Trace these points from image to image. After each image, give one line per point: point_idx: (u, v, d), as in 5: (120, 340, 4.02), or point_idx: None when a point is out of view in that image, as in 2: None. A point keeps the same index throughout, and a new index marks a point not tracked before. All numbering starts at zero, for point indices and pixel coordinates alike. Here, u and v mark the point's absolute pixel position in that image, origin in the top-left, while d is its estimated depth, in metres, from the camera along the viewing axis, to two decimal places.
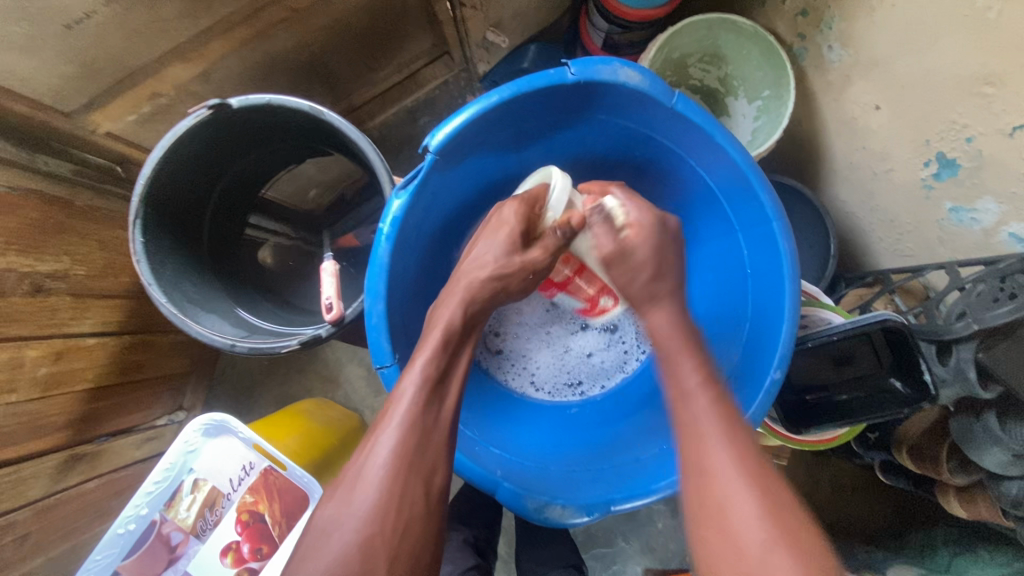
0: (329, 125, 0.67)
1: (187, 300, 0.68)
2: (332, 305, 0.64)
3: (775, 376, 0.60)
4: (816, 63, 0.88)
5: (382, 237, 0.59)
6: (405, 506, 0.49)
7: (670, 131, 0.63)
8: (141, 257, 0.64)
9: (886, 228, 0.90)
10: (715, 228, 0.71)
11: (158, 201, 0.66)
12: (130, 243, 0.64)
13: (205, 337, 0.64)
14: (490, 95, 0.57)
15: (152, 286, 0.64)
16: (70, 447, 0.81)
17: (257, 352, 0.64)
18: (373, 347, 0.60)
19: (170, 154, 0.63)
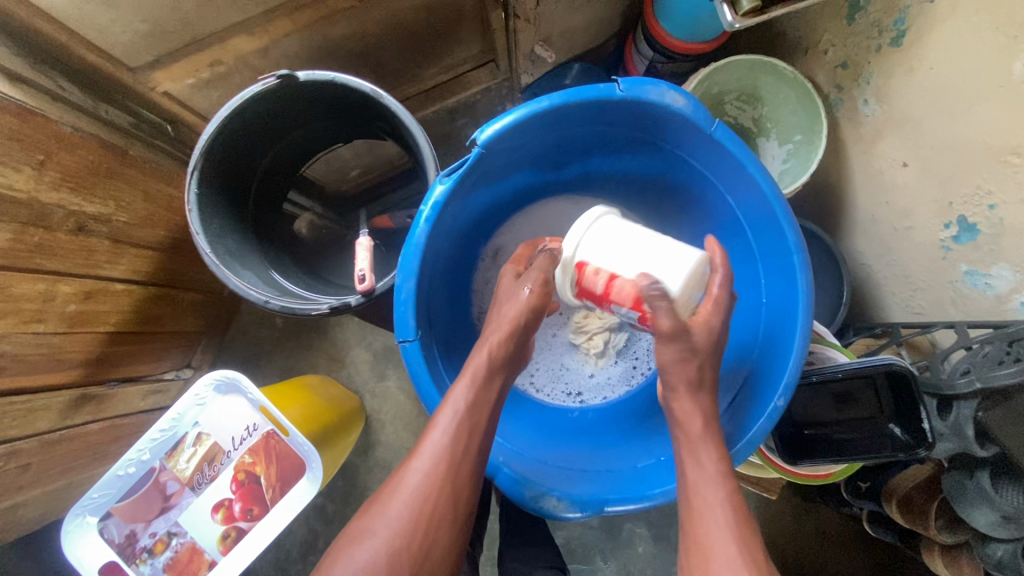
0: (385, 110, 0.71)
1: (227, 254, 0.70)
2: (364, 275, 0.66)
3: (778, 403, 0.61)
4: (850, 114, 0.90)
5: (421, 218, 0.61)
6: (432, 528, 0.56)
7: (705, 157, 0.65)
8: (192, 207, 0.66)
9: (899, 284, 0.92)
10: (736, 254, 0.72)
11: (215, 160, 0.69)
12: (185, 192, 0.66)
13: (242, 290, 0.66)
14: (540, 101, 0.58)
15: (200, 235, 0.66)
16: (82, 386, 0.84)
17: (288, 312, 0.67)
18: (399, 322, 0.61)
19: (233, 114, 0.66)
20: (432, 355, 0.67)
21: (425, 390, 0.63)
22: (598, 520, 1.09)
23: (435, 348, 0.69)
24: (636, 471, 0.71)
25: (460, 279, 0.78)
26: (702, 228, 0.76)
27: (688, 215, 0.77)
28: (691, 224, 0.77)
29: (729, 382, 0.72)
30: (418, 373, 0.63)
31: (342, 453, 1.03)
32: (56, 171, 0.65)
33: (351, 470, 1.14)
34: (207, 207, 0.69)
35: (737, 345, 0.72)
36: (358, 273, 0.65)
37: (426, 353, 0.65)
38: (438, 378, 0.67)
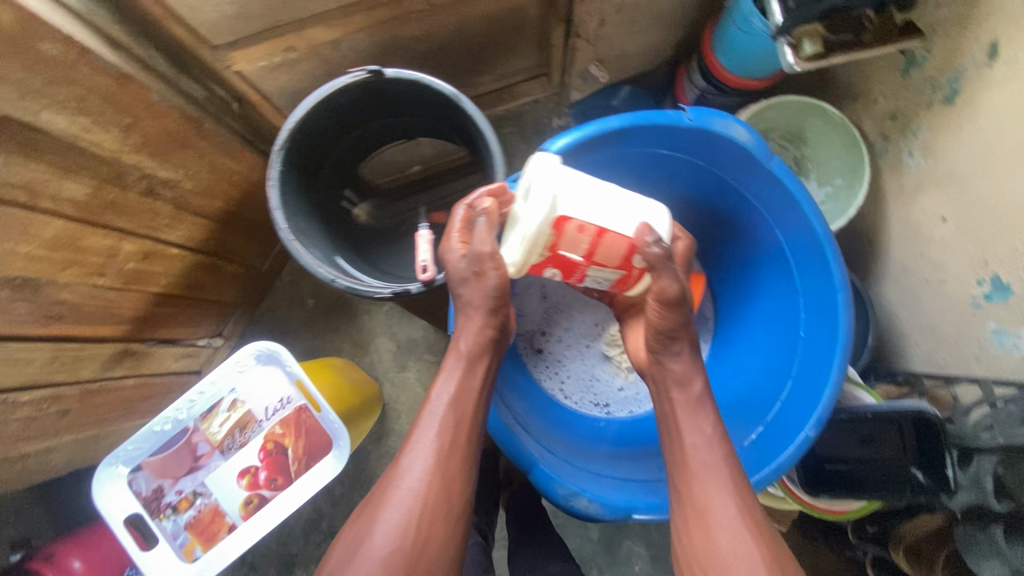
0: (462, 112, 0.75)
1: (299, 230, 0.74)
2: (426, 266, 0.70)
3: (809, 434, 0.62)
4: (893, 165, 0.92)
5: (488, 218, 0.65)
6: (427, 523, 0.59)
7: (758, 189, 0.67)
8: (274, 181, 0.70)
9: (924, 336, 0.93)
10: (773, 287, 0.74)
11: (297, 142, 0.74)
12: (267, 167, 0.70)
13: (312, 266, 0.70)
14: (610, 120, 0.60)
15: (278, 210, 0.71)
16: (125, 341, 0.87)
17: (353, 291, 0.70)
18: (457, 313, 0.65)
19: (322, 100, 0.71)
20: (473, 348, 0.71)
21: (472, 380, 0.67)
22: (599, 534, 1.10)
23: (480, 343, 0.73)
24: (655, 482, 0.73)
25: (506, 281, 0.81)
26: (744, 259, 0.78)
27: (732, 244, 0.78)
28: (734, 253, 0.79)
29: (756, 411, 0.72)
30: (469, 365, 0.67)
31: (359, 437, 1.06)
32: (139, 136, 0.68)
33: (361, 456, 1.16)
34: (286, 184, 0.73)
35: (767, 376, 0.74)
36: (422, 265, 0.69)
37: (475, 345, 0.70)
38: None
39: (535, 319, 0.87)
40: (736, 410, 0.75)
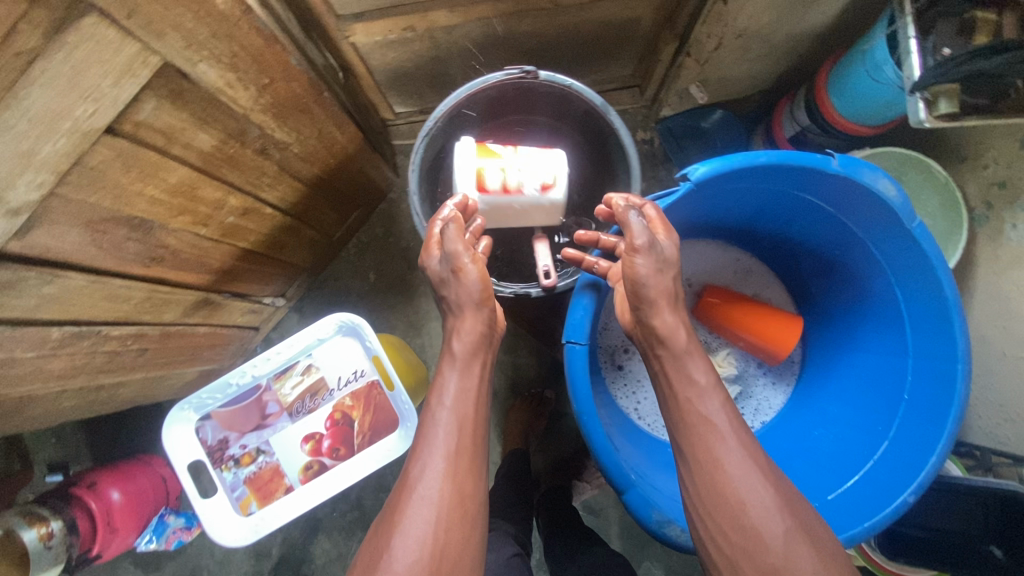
0: (603, 121, 0.81)
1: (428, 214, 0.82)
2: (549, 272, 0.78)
3: (910, 498, 0.63)
4: (991, 234, 0.91)
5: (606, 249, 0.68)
6: (449, 524, 0.57)
7: (887, 247, 0.68)
8: (416, 166, 0.78)
9: (992, 409, 0.91)
10: (879, 344, 0.74)
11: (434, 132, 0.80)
12: (411, 153, 0.78)
13: None
14: (762, 156, 0.61)
15: (416, 195, 0.78)
16: (207, 290, 0.88)
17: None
18: (574, 323, 0.70)
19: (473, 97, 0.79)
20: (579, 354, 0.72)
21: (580, 391, 0.69)
22: (624, 549, 1.11)
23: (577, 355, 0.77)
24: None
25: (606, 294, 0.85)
26: (850, 309, 0.78)
27: (839, 290, 0.79)
28: (839, 300, 0.80)
29: (846, 465, 0.73)
30: (576, 376, 0.70)
31: None
32: (269, 96, 0.69)
33: None
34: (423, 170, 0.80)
35: (858, 429, 0.75)
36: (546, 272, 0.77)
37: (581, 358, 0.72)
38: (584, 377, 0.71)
39: (617, 337, 0.91)
40: (824, 460, 0.76)
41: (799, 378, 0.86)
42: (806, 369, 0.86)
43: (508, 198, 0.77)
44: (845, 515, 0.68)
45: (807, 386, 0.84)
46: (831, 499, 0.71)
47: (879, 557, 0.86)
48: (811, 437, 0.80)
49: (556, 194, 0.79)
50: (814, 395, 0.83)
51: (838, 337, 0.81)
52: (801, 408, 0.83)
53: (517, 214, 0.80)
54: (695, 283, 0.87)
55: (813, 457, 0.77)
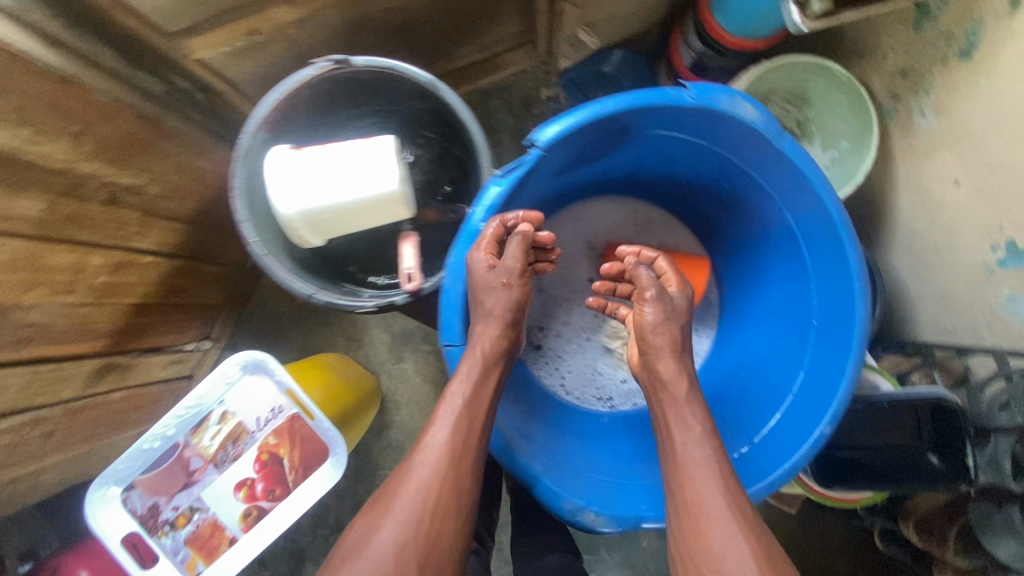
0: (443, 97, 0.70)
1: (274, 243, 0.71)
2: (411, 274, 0.71)
3: (825, 430, 0.59)
4: (903, 125, 0.88)
5: (475, 215, 0.65)
6: (438, 516, 0.56)
7: (766, 168, 0.63)
8: (239, 191, 0.66)
9: (931, 302, 0.89)
10: (786, 271, 0.70)
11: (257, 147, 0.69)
12: (230, 175, 0.66)
13: (290, 284, 0.67)
14: (603, 101, 0.56)
15: (245, 223, 0.66)
16: (106, 355, 0.83)
17: (332, 306, 0.67)
18: (446, 324, 0.66)
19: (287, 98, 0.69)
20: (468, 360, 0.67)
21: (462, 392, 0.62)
22: None
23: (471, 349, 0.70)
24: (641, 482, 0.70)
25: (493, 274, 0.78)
26: (753, 241, 0.74)
27: (739, 223, 0.74)
28: (742, 233, 0.75)
29: (770, 404, 0.69)
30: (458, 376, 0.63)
31: (356, 435, 1.03)
32: (94, 141, 0.63)
33: (363, 450, 1.14)
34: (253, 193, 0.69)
35: (775, 364, 0.71)
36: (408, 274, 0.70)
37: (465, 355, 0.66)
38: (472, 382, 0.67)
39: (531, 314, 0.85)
40: (749, 404, 0.72)
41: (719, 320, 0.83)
42: (724, 310, 0.82)
43: (334, 197, 0.67)
44: (768, 460, 0.64)
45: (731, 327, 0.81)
46: (756, 443, 0.68)
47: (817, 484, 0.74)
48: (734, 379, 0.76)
49: (390, 183, 0.67)
50: (735, 335, 0.80)
51: (750, 273, 0.77)
52: (726, 350, 0.79)
53: (358, 215, 0.70)
54: (597, 244, 0.85)
55: (740, 401, 0.73)
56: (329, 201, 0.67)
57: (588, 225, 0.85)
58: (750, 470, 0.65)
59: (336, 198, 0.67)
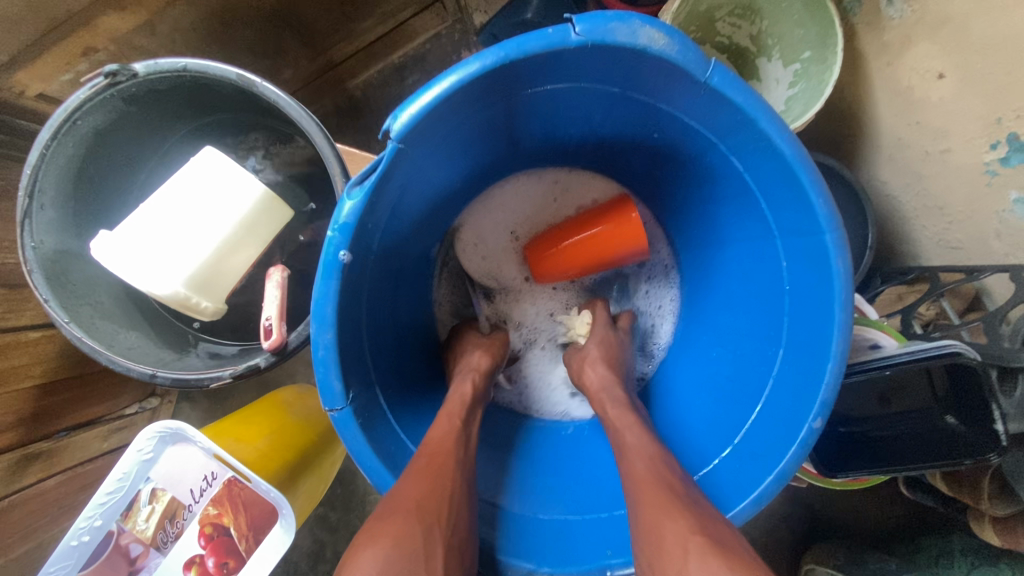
0: (263, 98, 0.59)
1: (98, 315, 0.60)
2: (271, 327, 0.58)
3: (814, 426, 0.50)
4: (869, 19, 0.75)
5: (330, 242, 0.48)
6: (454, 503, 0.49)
7: (696, 110, 0.51)
8: (31, 268, 0.55)
9: (930, 217, 0.78)
10: (745, 231, 0.59)
11: (54, 198, 0.58)
12: (19, 250, 0.55)
13: (117, 364, 0.56)
14: (471, 61, 0.45)
15: (48, 301, 0.56)
16: (22, 446, 0.74)
17: (181, 383, 0.57)
18: (320, 388, 0.49)
19: (62, 139, 0.56)
20: (378, 410, 0.56)
21: (365, 462, 0.51)
22: None
23: (382, 399, 0.58)
24: (608, 516, 0.60)
25: (407, 292, 0.69)
26: (700, 195, 0.63)
27: (681, 177, 0.63)
28: (688, 190, 0.64)
29: (749, 394, 0.60)
30: (355, 446, 0.51)
31: (330, 471, 0.90)
32: None
33: (347, 479, 1.08)
34: (52, 263, 0.58)
35: (745, 336, 0.62)
36: (264, 326, 0.58)
37: (367, 414, 0.54)
38: (386, 441, 0.55)
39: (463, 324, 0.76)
40: (726, 395, 0.62)
41: (682, 292, 0.74)
42: (687, 280, 0.73)
43: (191, 234, 0.58)
44: (753, 464, 0.55)
45: (696, 304, 0.71)
46: (737, 444, 0.58)
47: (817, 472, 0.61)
48: (705, 360, 0.67)
49: (242, 182, 0.59)
50: (701, 309, 0.70)
51: (705, 235, 0.66)
52: (696, 327, 0.70)
53: (243, 240, 0.61)
54: (523, 235, 0.76)
55: (714, 389, 0.64)
56: (197, 247, 0.58)
57: (509, 212, 0.74)
58: (735, 473, 0.56)
59: (203, 236, 0.58)
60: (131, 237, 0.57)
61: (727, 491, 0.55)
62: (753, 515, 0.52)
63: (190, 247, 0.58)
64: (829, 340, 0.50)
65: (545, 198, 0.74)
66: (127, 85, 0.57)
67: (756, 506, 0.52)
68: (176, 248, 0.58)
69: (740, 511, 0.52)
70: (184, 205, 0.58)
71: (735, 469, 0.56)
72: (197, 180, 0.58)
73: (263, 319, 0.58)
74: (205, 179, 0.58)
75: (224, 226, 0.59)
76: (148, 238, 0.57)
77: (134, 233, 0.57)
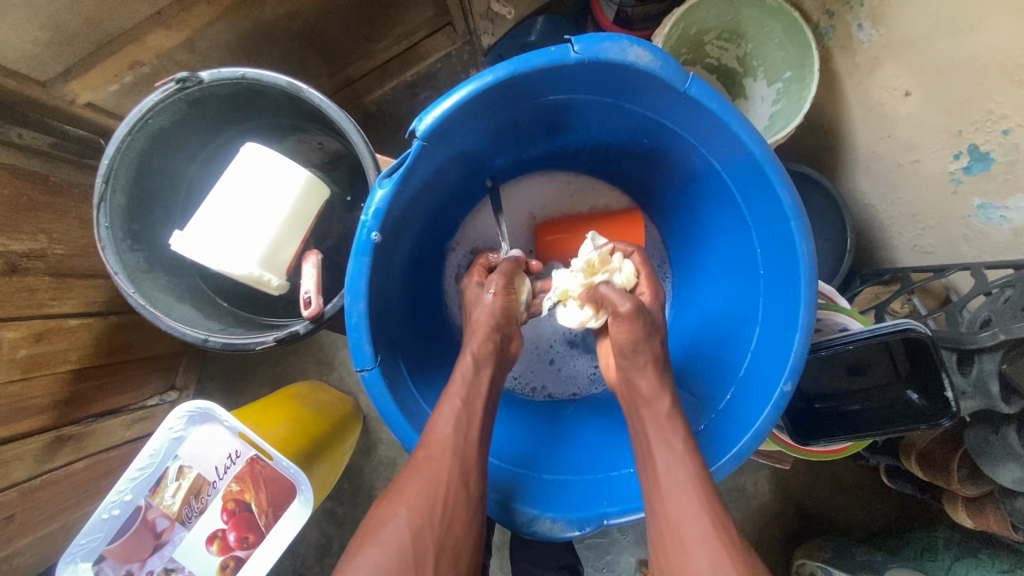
0: (308, 102, 0.66)
1: (157, 288, 0.68)
2: (311, 299, 0.65)
3: (784, 389, 0.56)
4: (843, 43, 0.82)
5: (363, 228, 0.55)
6: (449, 504, 0.54)
7: (681, 117, 0.58)
8: (106, 244, 0.63)
9: (905, 223, 0.84)
10: (726, 222, 0.66)
11: (124, 186, 0.66)
12: (95, 229, 0.63)
13: (176, 331, 0.64)
14: (485, 75, 0.52)
15: (118, 275, 0.63)
16: (55, 429, 0.78)
17: (230, 348, 0.65)
18: (353, 348, 0.56)
19: (134, 135, 0.64)
20: (399, 374, 0.63)
21: (391, 417, 0.58)
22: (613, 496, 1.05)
23: (403, 364, 0.64)
24: (603, 477, 0.66)
25: (424, 277, 0.75)
26: (687, 192, 0.70)
27: (670, 177, 0.70)
28: (677, 189, 0.71)
29: (730, 370, 0.66)
30: (382, 403, 0.58)
31: (340, 461, 0.95)
32: None
33: (354, 473, 1.07)
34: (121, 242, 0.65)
35: (728, 319, 0.68)
36: (304, 298, 0.64)
37: (391, 376, 0.60)
38: (407, 402, 0.62)
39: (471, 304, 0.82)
40: (712, 369, 0.68)
41: (673, 281, 0.80)
42: (677, 270, 0.79)
43: (246, 221, 0.64)
44: (732, 425, 0.61)
45: (687, 289, 0.77)
46: (719, 410, 0.64)
47: (794, 442, 0.69)
48: (694, 342, 0.73)
49: (284, 170, 0.65)
50: (691, 297, 0.76)
51: (694, 230, 0.73)
52: (686, 313, 0.76)
53: (298, 224, 0.67)
54: (540, 216, 0.81)
55: (701, 367, 0.70)
56: (260, 235, 0.65)
57: (527, 200, 0.80)
58: (715, 437, 0.62)
59: (264, 224, 0.65)
60: (200, 233, 0.65)
61: (707, 455, 0.61)
62: (731, 470, 0.58)
63: (254, 235, 0.65)
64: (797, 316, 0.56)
65: (559, 195, 0.80)
66: (192, 88, 0.65)
67: (734, 461, 0.58)
68: (237, 235, 0.64)
69: (720, 468, 0.58)
70: (239, 197, 0.65)
71: (715, 433, 0.62)
72: (248, 173, 0.65)
73: (303, 292, 0.64)
74: (253, 171, 0.65)
75: (274, 210, 0.65)
76: (215, 230, 0.65)
77: (202, 228, 0.65)
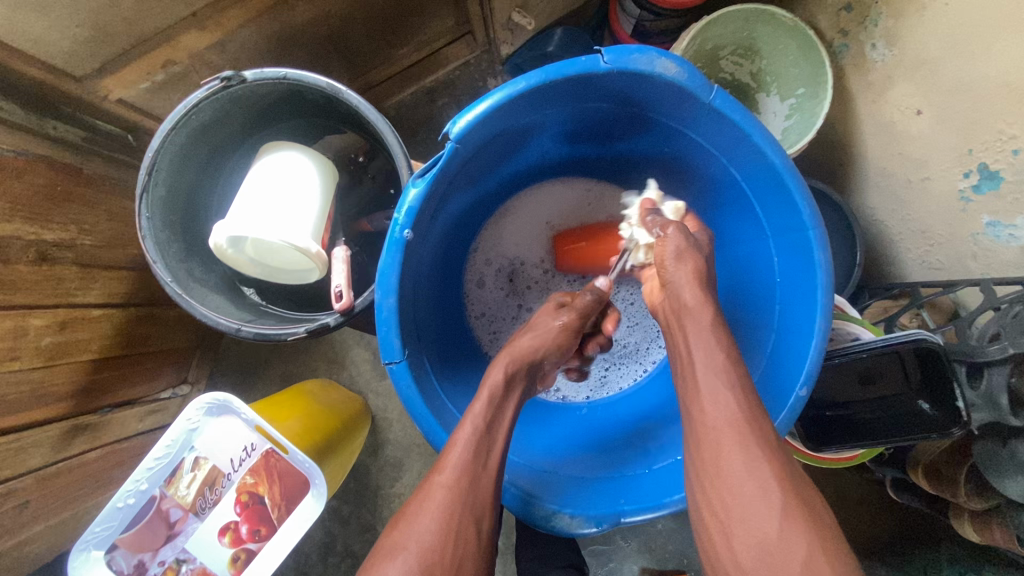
0: (343, 102, 0.68)
1: (192, 278, 0.70)
2: (341, 293, 0.66)
3: (801, 393, 0.57)
4: (857, 61, 0.84)
5: (397, 226, 0.57)
6: (461, 538, 0.51)
7: (702, 127, 0.60)
8: (146, 235, 0.65)
9: (914, 240, 0.85)
10: (744, 230, 0.67)
11: (164, 179, 0.68)
12: (136, 219, 0.65)
13: (210, 319, 0.66)
14: (517, 83, 0.53)
15: (157, 264, 0.65)
16: (73, 417, 0.79)
17: (263, 338, 0.67)
18: (383, 343, 0.58)
19: (178, 130, 0.65)
20: (426, 372, 0.64)
21: (417, 412, 0.60)
22: None
23: (427, 362, 0.65)
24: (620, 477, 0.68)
25: (448, 277, 0.77)
26: (705, 199, 0.71)
27: (688, 185, 0.72)
28: (695, 196, 0.73)
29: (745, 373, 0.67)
30: (409, 396, 0.59)
31: (349, 459, 0.96)
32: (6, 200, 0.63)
33: (361, 471, 1.07)
34: (159, 232, 0.67)
35: (747, 325, 0.69)
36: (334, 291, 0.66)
37: (417, 371, 0.62)
38: (433, 398, 0.63)
39: (490, 304, 0.83)
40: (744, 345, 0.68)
41: None
42: None
43: (283, 203, 0.65)
44: None
45: None
46: None
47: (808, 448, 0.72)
48: None
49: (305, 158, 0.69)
50: None
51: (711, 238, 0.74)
52: None
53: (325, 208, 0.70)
54: (557, 224, 0.83)
55: None
56: (289, 227, 0.64)
57: (546, 208, 0.82)
58: None
59: (294, 215, 0.65)
60: (236, 221, 0.64)
61: None
62: None
63: (284, 229, 0.64)
64: (813, 322, 0.58)
65: (577, 202, 0.82)
66: (234, 86, 0.67)
67: None
68: (275, 218, 0.64)
69: None
70: (269, 186, 0.66)
71: None
72: (273, 166, 0.67)
73: (333, 285, 0.66)
74: (279, 165, 0.67)
75: (306, 195, 0.67)
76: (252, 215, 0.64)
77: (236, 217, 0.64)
